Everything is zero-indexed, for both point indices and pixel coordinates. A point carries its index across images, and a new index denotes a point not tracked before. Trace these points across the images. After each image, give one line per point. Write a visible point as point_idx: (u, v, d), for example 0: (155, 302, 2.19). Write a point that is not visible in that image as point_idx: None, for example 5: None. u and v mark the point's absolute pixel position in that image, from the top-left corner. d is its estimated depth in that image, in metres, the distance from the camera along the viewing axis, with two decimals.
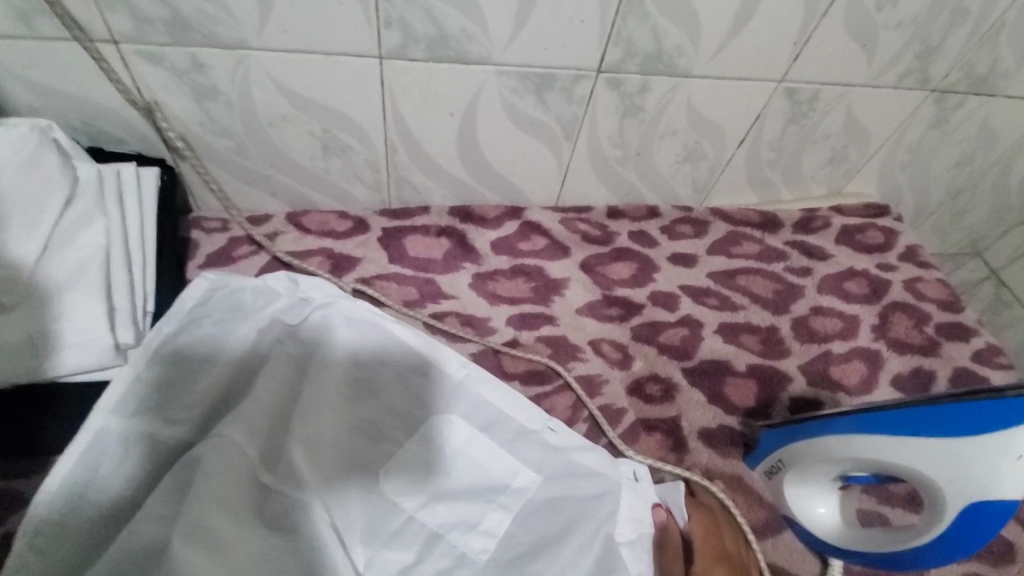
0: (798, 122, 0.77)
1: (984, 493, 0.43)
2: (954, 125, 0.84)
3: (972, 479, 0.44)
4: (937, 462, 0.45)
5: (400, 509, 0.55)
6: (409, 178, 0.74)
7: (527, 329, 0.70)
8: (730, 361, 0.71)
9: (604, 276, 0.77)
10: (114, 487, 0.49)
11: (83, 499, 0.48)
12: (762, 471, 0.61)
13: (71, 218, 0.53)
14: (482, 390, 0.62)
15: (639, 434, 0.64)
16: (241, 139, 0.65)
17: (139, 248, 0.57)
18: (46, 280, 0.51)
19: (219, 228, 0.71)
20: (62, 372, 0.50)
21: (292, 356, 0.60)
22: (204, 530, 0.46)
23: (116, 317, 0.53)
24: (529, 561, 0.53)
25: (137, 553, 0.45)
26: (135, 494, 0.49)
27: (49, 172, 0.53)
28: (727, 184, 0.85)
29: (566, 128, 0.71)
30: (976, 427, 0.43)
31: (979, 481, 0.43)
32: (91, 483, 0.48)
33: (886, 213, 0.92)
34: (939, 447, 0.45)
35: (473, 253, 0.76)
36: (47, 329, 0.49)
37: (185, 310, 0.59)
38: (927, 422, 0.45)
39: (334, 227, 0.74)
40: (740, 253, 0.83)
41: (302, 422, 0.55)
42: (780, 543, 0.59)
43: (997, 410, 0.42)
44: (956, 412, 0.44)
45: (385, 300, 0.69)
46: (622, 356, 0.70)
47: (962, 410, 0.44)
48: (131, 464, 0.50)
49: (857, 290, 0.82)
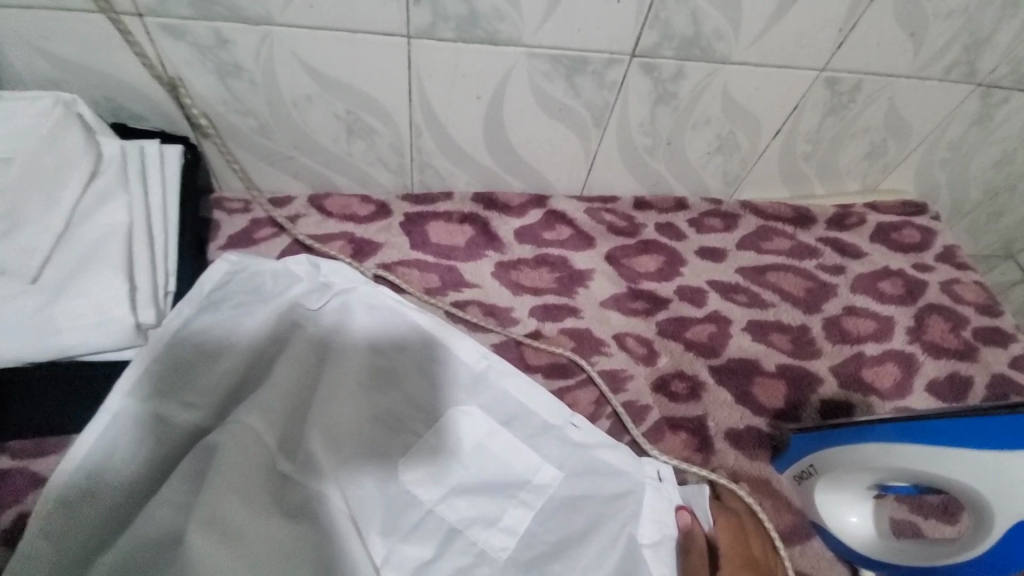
0: (837, 113, 0.74)
1: None
2: (999, 121, 0.80)
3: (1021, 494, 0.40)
4: (983, 475, 0.42)
5: (419, 503, 0.54)
6: (432, 163, 0.73)
7: (551, 321, 0.69)
8: (759, 360, 0.69)
9: (630, 269, 0.75)
10: (132, 471, 0.48)
11: (100, 483, 0.47)
12: (791, 475, 0.59)
13: (93, 194, 0.52)
14: (505, 383, 0.61)
15: (664, 433, 0.63)
16: (264, 119, 0.63)
17: (161, 228, 0.56)
18: (66, 258, 0.50)
19: (241, 210, 0.70)
20: (83, 352, 0.49)
21: (312, 343, 0.59)
22: (221, 518, 0.46)
23: (137, 297, 0.51)
24: (550, 561, 0.52)
25: (155, 539, 0.45)
26: (153, 479, 0.49)
27: (72, 146, 0.51)
28: (758, 177, 0.82)
29: (596, 115, 0.69)
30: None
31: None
32: (109, 465, 0.48)
33: (923, 211, 0.89)
34: (988, 461, 0.41)
35: (497, 242, 0.74)
36: (65, 307, 0.48)
37: (204, 293, 0.57)
38: (978, 433, 0.42)
39: (356, 211, 0.73)
40: (771, 249, 0.81)
41: (322, 410, 0.55)
42: (808, 551, 0.57)
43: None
44: (1007, 423, 0.41)
45: (407, 287, 0.68)
46: (648, 352, 0.68)
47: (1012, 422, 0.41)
48: (151, 449, 0.49)
49: (891, 291, 0.79)
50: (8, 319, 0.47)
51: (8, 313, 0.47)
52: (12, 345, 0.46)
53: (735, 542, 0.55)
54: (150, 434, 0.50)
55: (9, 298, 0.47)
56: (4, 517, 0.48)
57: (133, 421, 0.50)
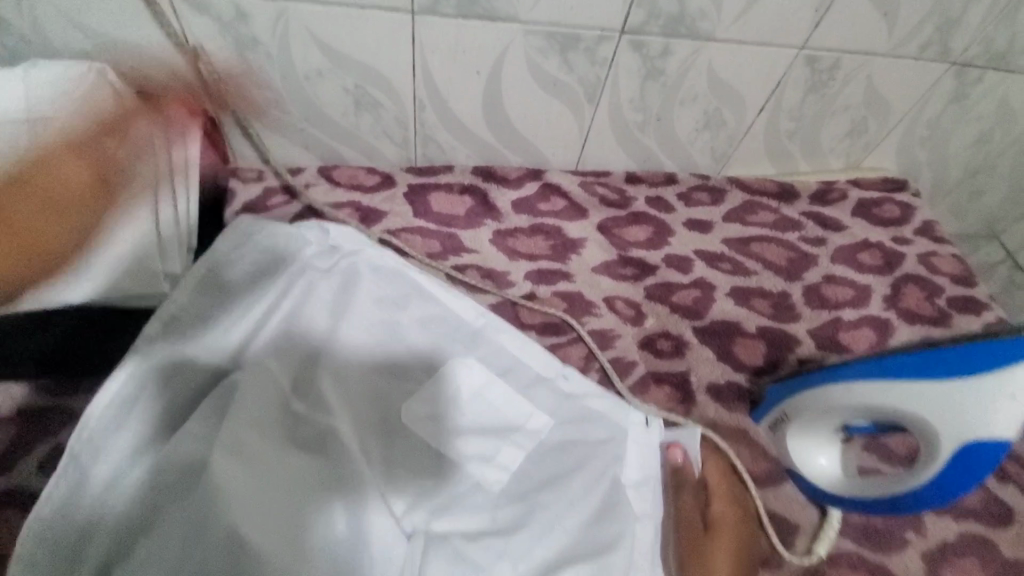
0: (818, 91, 0.78)
1: (978, 433, 0.43)
2: (974, 100, 0.84)
3: (965, 419, 0.44)
4: (932, 404, 0.45)
5: (421, 442, 0.58)
6: (434, 137, 0.77)
7: (545, 284, 0.73)
8: (741, 322, 0.73)
9: (620, 238, 0.79)
10: (160, 405, 0.53)
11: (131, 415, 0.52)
12: (767, 425, 0.63)
13: (126, 156, 0.59)
14: (501, 338, 0.66)
15: (649, 386, 0.67)
16: (278, 91, 0.68)
17: (185, 190, 0.62)
18: (102, 212, 0.56)
19: (255, 179, 0.75)
20: (118, 294, 0.55)
21: (322, 298, 0.63)
22: (239, 445, 0.50)
23: (165, 249, 0.58)
24: (541, 493, 0.57)
25: (180, 465, 0.49)
26: (178, 413, 0.54)
27: (107, 112, 0.58)
28: (745, 153, 0.87)
29: (588, 90, 0.73)
30: (972, 369, 0.44)
31: (972, 421, 0.43)
32: (140, 399, 0.53)
33: (904, 188, 0.92)
34: (935, 390, 0.45)
35: (495, 212, 0.78)
36: (103, 254, 0.55)
37: (224, 249, 0.63)
38: (925, 365, 0.46)
39: (362, 181, 0.77)
40: (756, 221, 0.85)
41: (332, 356, 0.60)
42: (781, 493, 0.60)
43: (997, 351, 0.43)
44: (954, 355, 0.45)
45: (410, 251, 0.72)
46: (636, 313, 0.72)
47: (959, 353, 0.45)
48: (178, 387, 0.54)
49: (870, 262, 0.83)
50: (50, 264, 0.53)
51: (54, 256, 0.53)
52: (58, 284, 0.53)
53: (726, 490, 0.60)
54: (175, 374, 0.54)
55: (53, 244, 0.54)
56: (40, 448, 0.51)
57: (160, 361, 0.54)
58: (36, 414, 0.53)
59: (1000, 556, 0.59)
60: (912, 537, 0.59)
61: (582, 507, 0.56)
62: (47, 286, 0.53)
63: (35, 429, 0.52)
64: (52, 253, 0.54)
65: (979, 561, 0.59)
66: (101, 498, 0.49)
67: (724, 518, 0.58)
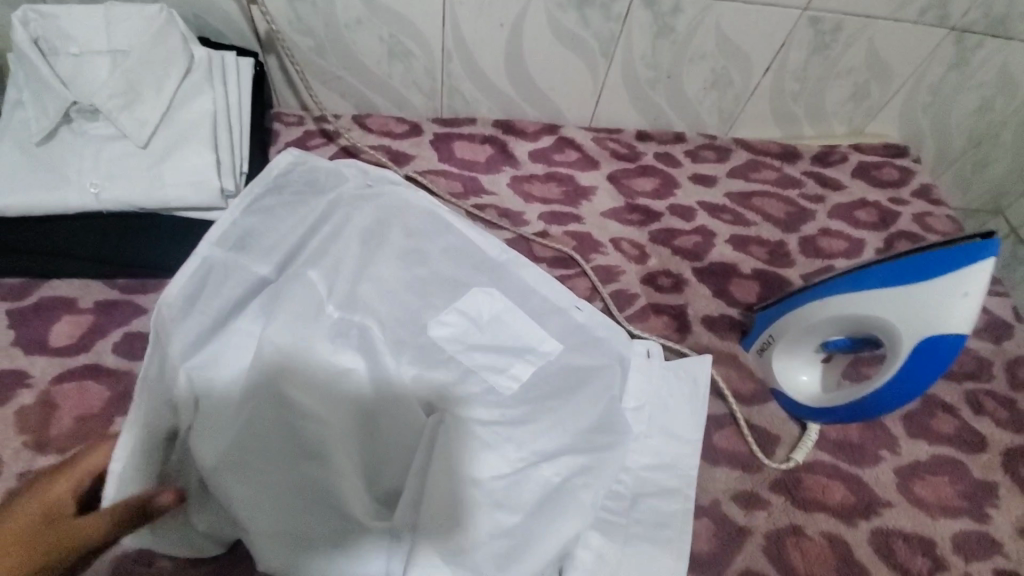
0: (820, 52, 0.83)
1: (934, 327, 0.49)
2: (973, 67, 0.88)
3: (924, 316, 0.50)
4: (895, 307, 0.51)
5: (444, 350, 0.64)
6: (460, 89, 0.84)
7: (556, 224, 0.79)
8: (738, 265, 0.78)
9: (629, 187, 0.85)
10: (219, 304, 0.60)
11: (195, 309, 0.58)
12: (755, 350, 0.69)
13: (188, 86, 0.64)
14: (520, 273, 0.70)
15: (649, 315, 0.73)
16: (321, 40, 0.76)
17: (237, 121, 0.68)
18: (168, 133, 0.62)
19: (296, 123, 0.82)
20: (181, 204, 0.61)
21: (358, 221, 0.68)
22: (280, 334, 0.59)
23: (222, 169, 0.64)
24: (551, 399, 0.62)
25: (233, 365, 0.59)
26: (229, 311, 0.61)
27: (173, 45, 0.63)
28: (751, 115, 0.93)
29: (603, 45, 0.80)
30: (933, 274, 0.49)
31: (929, 317, 0.49)
32: (202, 296, 0.59)
33: (905, 154, 0.97)
34: (897, 294, 0.51)
35: (513, 160, 0.85)
36: (171, 168, 0.61)
37: (274, 174, 0.67)
38: (893, 274, 0.52)
39: (393, 129, 0.84)
40: (758, 178, 0.90)
41: (371, 266, 0.67)
42: (766, 410, 0.66)
43: (955, 256, 0.48)
44: (916, 261, 0.51)
45: (434, 189, 0.79)
46: (640, 253, 0.78)
47: (920, 260, 0.50)
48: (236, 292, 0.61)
49: (866, 219, 0.87)
50: (126, 175, 0.60)
51: (129, 168, 0.60)
52: (133, 193, 0.59)
53: None
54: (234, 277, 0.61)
55: (128, 157, 0.61)
56: (115, 333, 0.60)
57: (221, 266, 0.61)
58: (111, 305, 0.62)
59: (969, 476, 0.65)
60: (886, 455, 0.65)
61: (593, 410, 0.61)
62: (122, 193, 0.59)
63: (110, 318, 0.61)
64: (127, 166, 0.60)
65: (949, 479, 0.64)
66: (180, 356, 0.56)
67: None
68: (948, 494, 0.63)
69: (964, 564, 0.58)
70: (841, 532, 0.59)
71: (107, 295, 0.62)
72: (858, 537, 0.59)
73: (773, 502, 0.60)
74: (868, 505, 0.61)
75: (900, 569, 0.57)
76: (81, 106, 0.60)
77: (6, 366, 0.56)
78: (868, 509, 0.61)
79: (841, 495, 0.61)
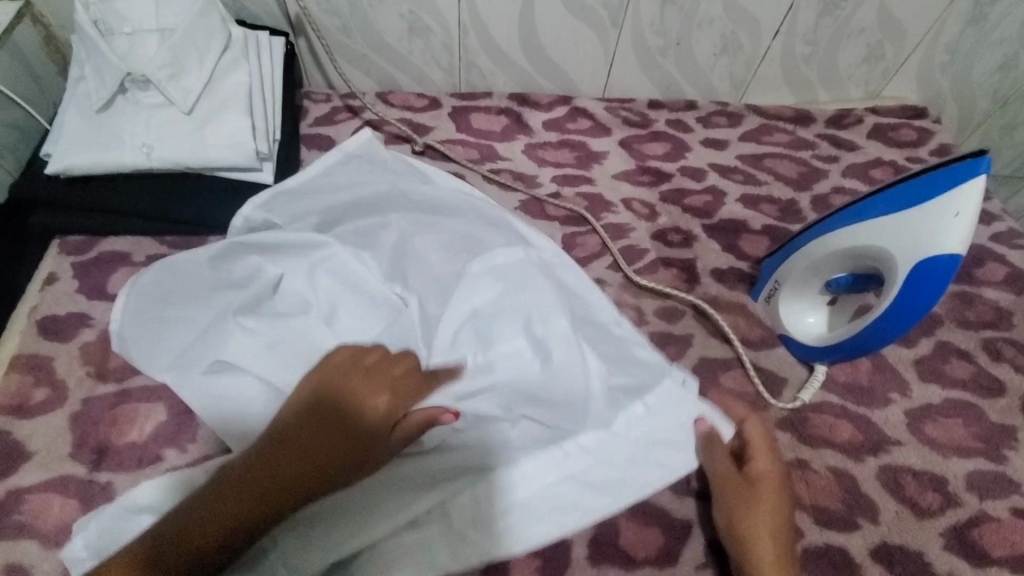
0: (831, 13, 0.84)
1: (927, 250, 0.51)
2: (992, 22, 0.87)
3: (918, 240, 0.51)
4: (890, 234, 0.53)
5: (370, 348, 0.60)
6: (476, 63, 0.89)
7: (569, 186, 0.83)
8: (747, 221, 0.80)
9: (640, 151, 0.88)
10: (151, 280, 0.63)
11: (153, 288, 0.63)
12: (762, 298, 0.70)
13: (226, 60, 0.70)
14: (565, 276, 0.65)
15: (658, 268, 0.74)
16: (346, 19, 0.82)
17: (270, 93, 0.74)
18: (209, 102, 0.69)
19: (323, 100, 0.88)
20: (222, 164, 0.67)
21: (407, 215, 0.68)
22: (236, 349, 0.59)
23: (257, 134, 0.69)
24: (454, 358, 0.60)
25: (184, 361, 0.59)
26: (167, 283, 0.63)
27: (213, 22, 0.69)
28: (763, 80, 0.94)
29: (612, 14, 0.83)
30: (924, 197, 0.52)
31: (923, 240, 0.51)
32: (163, 287, 0.63)
33: (923, 115, 0.96)
34: (891, 221, 0.53)
35: (527, 128, 0.89)
36: (212, 131, 0.67)
37: (338, 157, 0.71)
38: (884, 204, 0.54)
39: (413, 103, 0.89)
40: (771, 141, 0.91)
41: (427, 249, 0.66)
42: (773, 355, 0.67)
43: (944, 178, 0.51)
44: (908, 189, 0.53)
45: (452, 156, 0.84)
46: (650, 212, 0.80)
47: (913, 187, 0.53)
48: (151, 277, 0.63)
49: (882, 177, 0.86)
50: (175, 138, 0.66)
51: (177, 133, 0.67)
52: (180, 154, 0.66)
53: (770, 454, 0.54)
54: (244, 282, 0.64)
55: (175, 125, 0.67)
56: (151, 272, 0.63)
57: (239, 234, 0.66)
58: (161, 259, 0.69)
59: (985, 420, 0.64)
60: (897, 397, 0.66)
61: (560, 405, 0.58)
62: (171, 155, 0.66)
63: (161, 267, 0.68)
64: (176, 131, 0.67)
65: (963, 421, 0.64)
66: (165, 291, 0.63)
67: (760, 437, 0.55)
68: (961, 435, 0.63)
69: (977, 501, 0.58)
70: (848, 468, 0.60)
71: (157, 250, 0.69)
72: (865, 472, 0.60)
73: (779, 438, 0.61)
74: (876, 443, 0.62)
75: (908, 502, 0.58)
76: (134, 77, 0.67)
77: (72, 310, 0.64)
78: (877, 446, 0.62)
79: (848, 432, 0.62)
